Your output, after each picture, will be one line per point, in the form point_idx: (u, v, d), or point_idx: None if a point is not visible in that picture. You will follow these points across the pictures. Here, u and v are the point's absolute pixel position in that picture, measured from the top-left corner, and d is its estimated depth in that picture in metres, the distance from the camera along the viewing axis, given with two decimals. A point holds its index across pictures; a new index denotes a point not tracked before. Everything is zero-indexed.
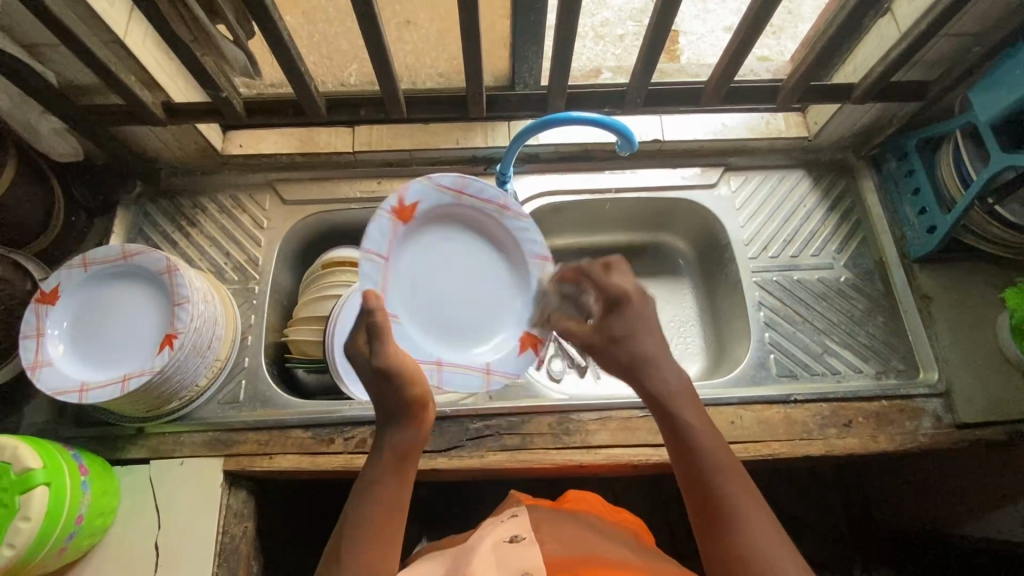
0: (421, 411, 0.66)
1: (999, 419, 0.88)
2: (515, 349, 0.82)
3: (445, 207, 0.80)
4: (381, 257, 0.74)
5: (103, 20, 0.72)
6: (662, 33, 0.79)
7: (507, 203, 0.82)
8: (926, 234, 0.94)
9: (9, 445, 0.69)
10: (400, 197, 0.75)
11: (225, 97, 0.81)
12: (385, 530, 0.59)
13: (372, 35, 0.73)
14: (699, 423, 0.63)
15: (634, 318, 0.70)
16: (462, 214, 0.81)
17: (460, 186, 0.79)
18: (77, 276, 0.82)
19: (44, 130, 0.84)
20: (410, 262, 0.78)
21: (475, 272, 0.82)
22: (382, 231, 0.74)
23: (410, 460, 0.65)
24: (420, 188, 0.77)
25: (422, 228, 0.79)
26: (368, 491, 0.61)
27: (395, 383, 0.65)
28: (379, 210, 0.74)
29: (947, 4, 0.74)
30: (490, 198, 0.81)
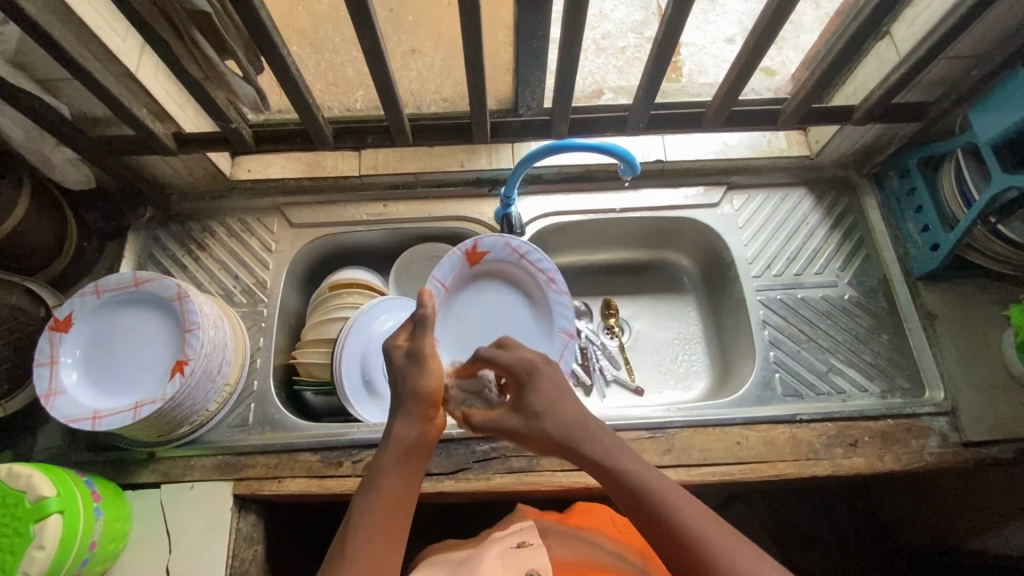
0: (431, 407, 0.68)
1: (1005, 437, 0.88)
2: None
3: (502, 262, 0.94)
4: (442, 283, 0.90)
5: (116, 57, 0.73)
6: (664, 60, 0.80)
7: (554, 276, 0.94)
8: (929, 252, 0.94)
9: (24, 473, 0.70)
10: (474, 243, 0.91)
11: (234, 128, 0.82)
12: (391, 522, 0.60)
13: (377, 66, 0.75)
14: (631, 464, 0.61)
15: (546, 391, 0.67)
16: (512, 272, 0.95)
17: (525, 252, 0.93)
18: (89, 303, 0.84)
19: (58, 161, 0.86)
20: (457, 302, 0.93)
21: (508, 324, 0.95)
22: (452, 265, 0.90)
23: (417, 454, 0.66)
24: (493, 243, 0.91)
25: (483, 273, 0.95)
26: (375, 484, 0.63)
27: (419, 374, 0.67)
28: (454, 249, 0.90)
29: (946, 31, 0.75)
30: (542, 269, 0.94)
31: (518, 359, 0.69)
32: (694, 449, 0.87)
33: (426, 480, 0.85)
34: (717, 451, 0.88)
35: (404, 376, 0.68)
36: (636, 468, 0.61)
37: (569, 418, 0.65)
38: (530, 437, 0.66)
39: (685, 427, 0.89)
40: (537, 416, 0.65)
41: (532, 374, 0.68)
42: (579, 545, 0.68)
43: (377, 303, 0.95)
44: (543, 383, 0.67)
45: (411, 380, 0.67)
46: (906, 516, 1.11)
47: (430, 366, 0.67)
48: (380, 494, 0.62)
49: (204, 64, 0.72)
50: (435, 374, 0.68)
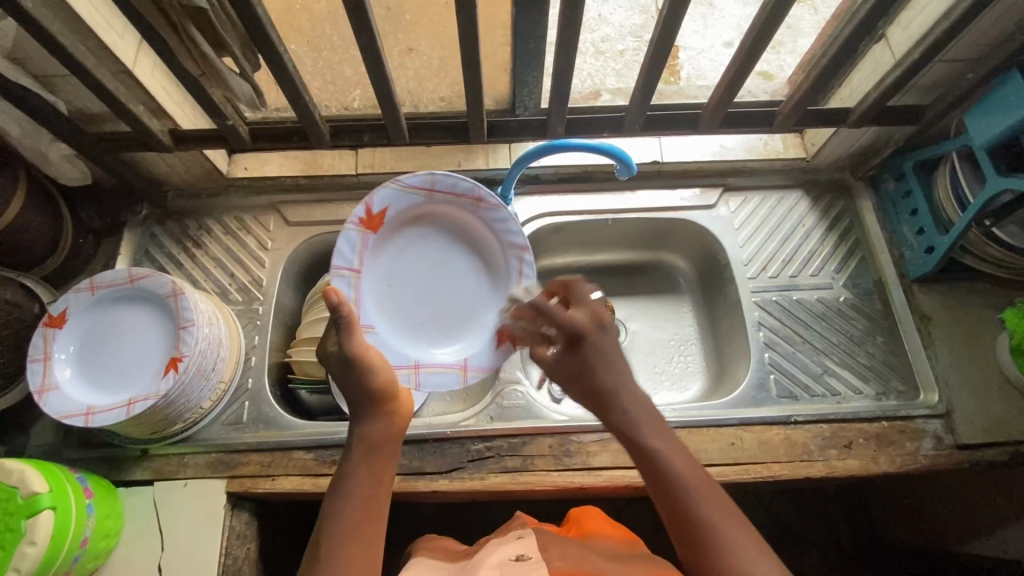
0: (388, 402, 0.69)
1: (1000, 440, 0.88)
2: (492, 343, 0.88)
3: (412, 210, 0.87)
4: (352, 270, 0.84)
5: (112, 53, 0.74)
6: (660, 62, 0.81)
7: (482, 195, 0.87)
8: (924, 254, 0.95)
9: (16, 468, 0.70)
10: (366, 207, 0.84)
11: (231, 125, 0.82)
12: (366, 518, 0.62)
13: (375, 65, 0.75)
14: (671, 450, 0.64)
15: (591, 354, 0.70)
16: (433, 214, 0.89)
17: (430, 185, 0.86)
18: (84, 299, 0.84)
19: (54, 156, 0.86)
20: (382, 273, 0.88)
21: (451, 272, 0.90)
22: (352, 244, 0.84)
23: (382, 449, 0.67)
24: (384, 196, 0.85)
25: (394, 231, 0.88)
26: (343, 484, 0.64)
27: (362, 373, 0.68)
28: (347, 223, 0.83)
29: (939, 35, 0.75)
30: (463, 192, 0.87)
31: (569, 320, 0.70)
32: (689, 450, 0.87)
33: (419, 479, 0.85)
34: (711, 452, 0.88)
35: (348, 380, 0.69)
36: (670, 448, 0.64)
37: (613, 383, 0.68)
38: (570, 383, 0.72)
39: (680, 428, 0.89)
40: (588, 372, 0.69)
41: (583, 341, 0.70)
42: (580, 557, 0.64)
43: None
44: (591, 350, 0.69)
45: (359, 380, 0.68)
46: (901, 519, 1.11)
47: (364, 364, 0.68)
48: (351, 493, 0.63)
49: (202, 62, 0.72)
50: (378, 370, 0.69)
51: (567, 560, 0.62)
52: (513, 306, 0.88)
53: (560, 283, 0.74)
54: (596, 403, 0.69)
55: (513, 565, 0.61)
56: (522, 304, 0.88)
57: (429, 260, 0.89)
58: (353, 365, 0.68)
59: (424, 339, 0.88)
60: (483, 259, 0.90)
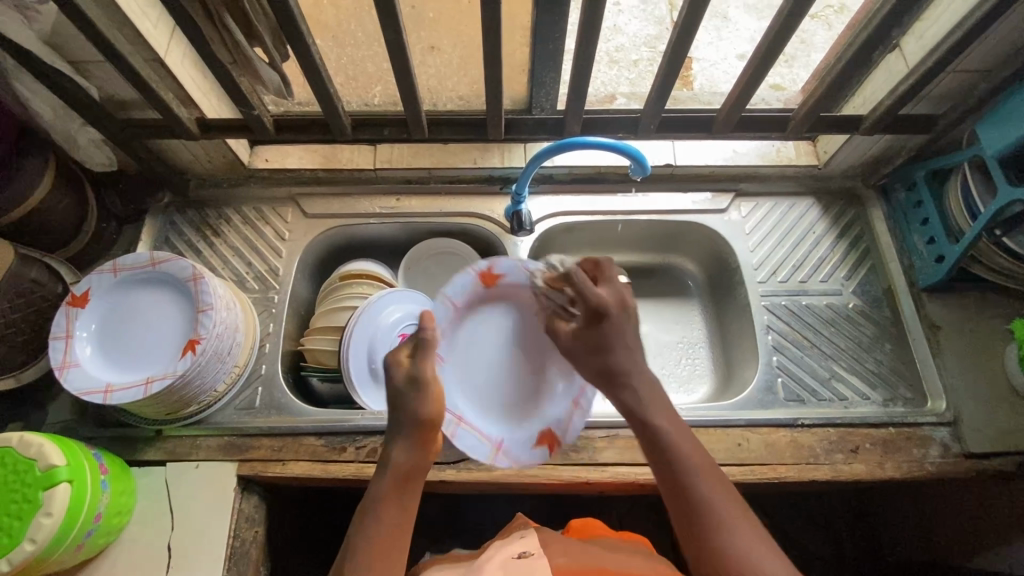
0: (430, 434, 0.68)
1: (1007, 450, 0.88)
2: (531, 441, 0.85)
3: (515, 286, 0.90)
4: (450, 304, 0.87)
5: (147, 41, 0.76)
6: (676, 64, 0.82)
7: (570, 302, 0.86)
8: (934, 264, 0.95)
9: (35, 442, 0.72)
10: (490, 265, 0.88)
11: (257, 114, 0.85)
12: (386, 549, 0.61)
13: (399, 60, 0.77)
14: (671, 428, 0.65)
15: (610, 332, 0.71)
16: (530, 300, 0.90)
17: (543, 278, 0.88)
18: (106, 281, 0.86)
19: (83, 141, 0.89)
20: (468, 328, 0.89)
21: (528, 355, 0.90)
22: (464, 285, 0.88)
23: (416, 483, 0.66)
24: (510, 265, 0.89)
25: (496, 297, 0.91)
26: (370, 513, 0.63)
27: (416, 402, 0.68)
28: (468, 269, 0.88)
29: (952, 45, 0.77)
30: (557, 294, 0.86)
31: (598, 299, 0.71)
32: None
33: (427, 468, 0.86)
34: (718, 452, 0.88)
35: (402, 403, 0.68)
36: (685, 443, 0.64)
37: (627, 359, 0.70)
38: (581, 359, 0.74)
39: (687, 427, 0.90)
40: (600, 347, 0.71)
41: (602, 318, 0.71)
42: (583, 555, 0.65)
43: (385, 293, 0.96)
44: (611, 326, 0.71)
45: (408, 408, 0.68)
46: (903, 533, 1.10)
47: (430, 393, 0.69)
48: (377, 523, 0.62)
49: (233, 50, 0.75)
50: (433, 401, 0.69)
51: (569, 561, 0.62)
52: (568, 416, 0.86)
53: (590, 261, 0.77)
54: (609, 380, 0.70)
55: (515, 564, 0.61)
56: (579, 420, 0.85)
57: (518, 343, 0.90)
58: (418, 387, 0.68)
59: (479, 406, 0.87)
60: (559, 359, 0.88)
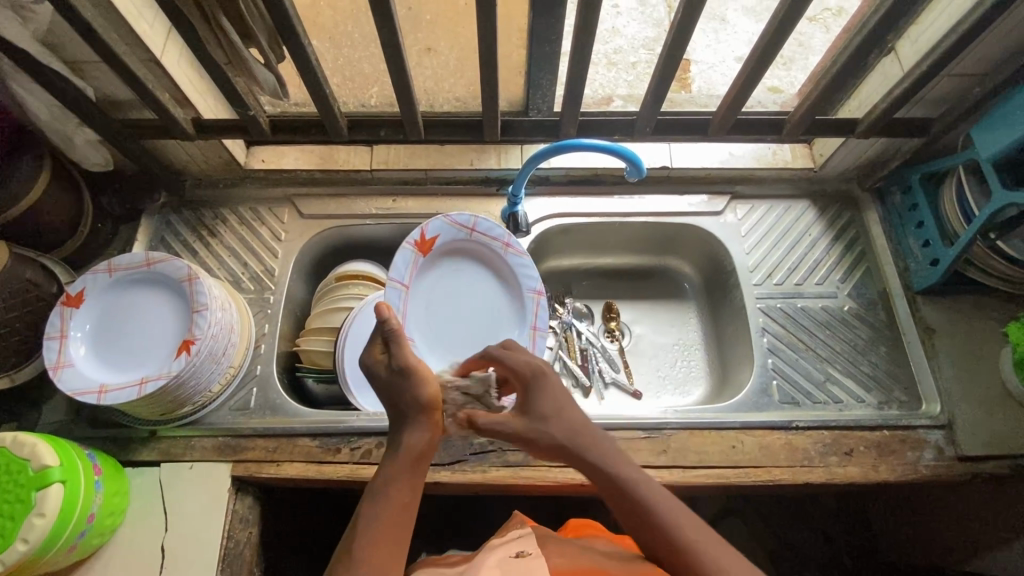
0: (437, 414, 0.68)
1: (1001, 453, 0.88)
2: None
3: (453, 241, 0.91)
4: (402, 285, 0.87)
5: (143, 41, 0.76)
6: (672, 66, 0.82)
7: (510, 241, 0.91)
8: (929, 267, 0.95)
9: (29, 441, 0.72)
10: (421, 232, 0.88)
11: (252, 115, 0.85)
12: (397, 526, 0.61)
13: (395, 61, 0.77)
14: (638, 478, 0.63)
15: (549, 394, 0.69)
16: (473, 248, 0.93)
17: (472, 224, 0.91)
18: (101, 281, 0.86)
19: (79, 140, 0.89)
20: (422, 294, 0.91)
21: (484, 297, 0.93)
22: (404, 262, 0.87)
23: (426, 463, 0.66)
24: (439, 224, 0.89)
25: (439, 258, 0.92)
26: (382, 491, 0.63)
27: (412, 384, 0.67)
28: (403, 244, 0.87)
29: (947, 49, 0.77)
30: (496, 236, 0.91)
31: (527, 364, 0.71)
32: (690, 451, 0.88)
33: None
34: (713, 454, 0.88)
35: (396, 386, 0.67)
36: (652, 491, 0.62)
37: (577, 425, 0.67)
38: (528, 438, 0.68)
39: (682, 429, 0.90)
40: (546, 418, 0.67)
41: (537, 379, 0.70)
42: (579, 555, 0.65)
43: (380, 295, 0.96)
44: (545, 390, 0.69)
45: (409, 390, 0.67)
46: (898, 535, 1.10)
47: (419, 375, 0.68)
48: (388, 502, 0.62)
49: (229, 51, 0.75)
50: (424, 382, 0.68)
51: (565, 560, 0.62)
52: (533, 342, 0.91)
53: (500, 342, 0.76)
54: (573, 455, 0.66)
55: (512, 563, 0.61)
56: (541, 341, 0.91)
57: (467, 291, 0.93)
58: (407, 375, 0.67)
59: (458, 359, 0.91)
60: (512, 293, 0.94)
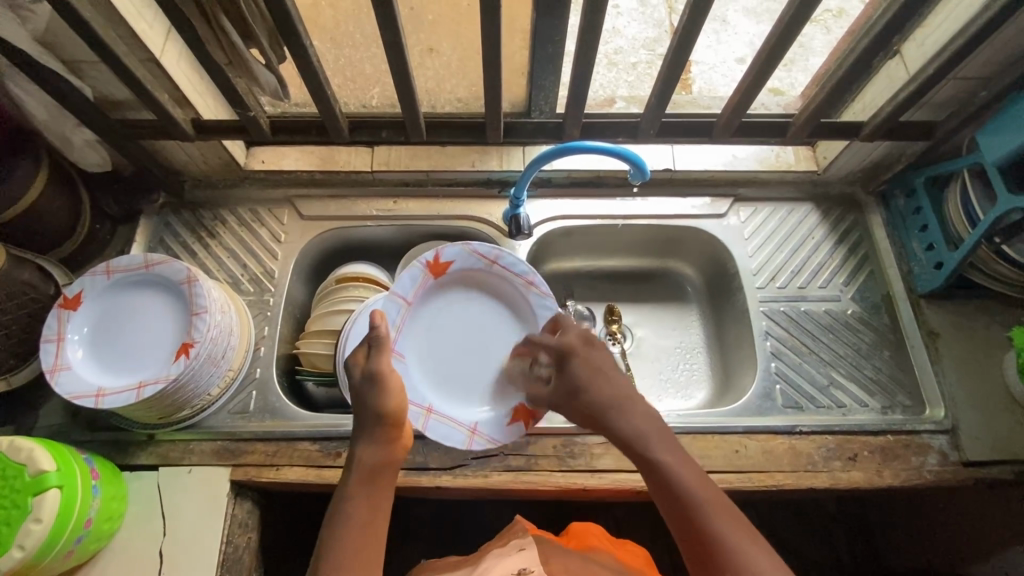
0: (394, 429, 0.68)
1: (1006, 458, 0.87)
2: (505, 418, 0.87)
3: (468, 271, 0.91)
4: (403, 300, 0.87)
5: (141, 40, 0.75)
6: (678, 67, 0.81)
7: (533, 280, 0.90)
8: (933, 270, 0.95)
9: (25, 446, 0.71)
10: (436, 254, 0.88)
11: (253, 116, 0.84)
12: (364, 545, 0.60)
13: (398, 62, 0.76)
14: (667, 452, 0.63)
15: (581, 368, 0.72)
16: (490, 282, 0.92)
17: (493, 257, 0.90)
18: (99, 283, 0.85)
19: (78, 141, 0.88)
20: (422, 317, 0.89)
21: (491, 334, 0.91)
22: (412, 280, 0.87)
23: (385, 479, 0.65)
24: (455, 251, 0.89)
25: (448, 284, 0.91)
26: (342, 509, 0.62)
27: (376, 395, 0.67)
28: (415, 262, 0.87)
29: (952, 52, 0.76)
30: (519, 273, 0.90)
31: (562, 343, 0.75)
32: (693, 456, 0.87)
33: (423, 474, 0.85)
34: (716, 459, 0.87)
35: (363, 397, 0.68)
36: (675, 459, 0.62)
37: (603, 396, 0.69)
38: (566, 406, 0.73)
39: (685, 433, 0.89)
40: (577, 389, 0.71)
41: (571, 356, 0.73)
42: None
43: (380, 297, 0.95)
44: (578, 366, 0.72)
45: (373, 401, 0.67)
46: (901, 540, 1.10)
47: (386, 385, 0.68)
48: (349, 520, 0.61)
49: (228, 51, 0.74)
50: (393, 393, 0.68)
51: None
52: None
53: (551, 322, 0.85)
54: (595, 421, 0.69)
55: None
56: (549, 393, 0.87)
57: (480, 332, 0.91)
58: (376, 383, 0.68)
59: (447, 392, 0.88)
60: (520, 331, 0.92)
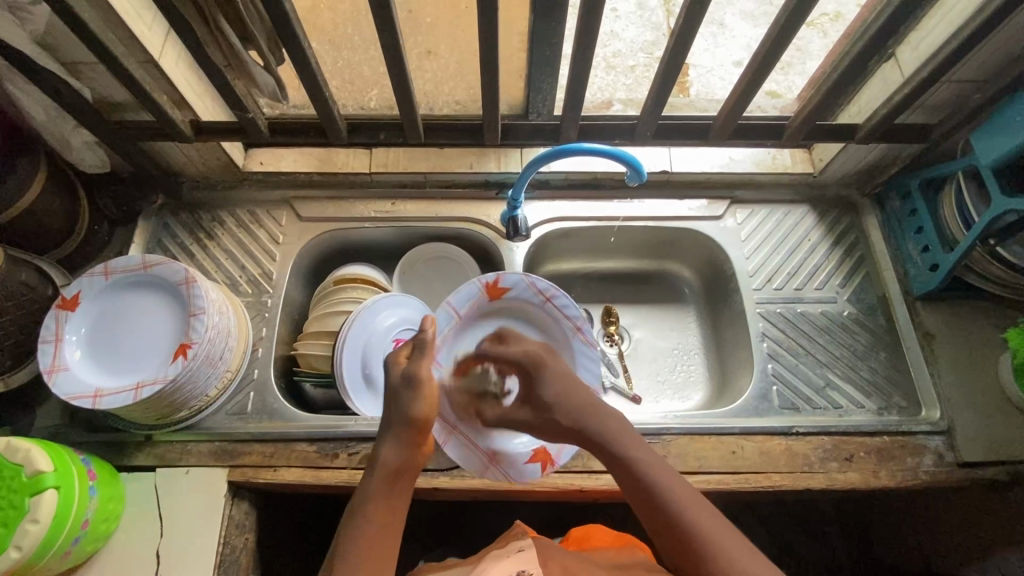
0: (421, 434, 0.66)
1: (1001, 459, 0.88)
2: (525, 454, 0.85)
3: (522, 301, 0.92)
4: (454, 312, 0.90)
5: (140, 42, 0.76)
6: (674, 70, 0.82)
7: (581, 326, 0.91)
8: (929, 272, 0.95)
9: (22, 447, 0.71)
10: (496, 278, 0.90)
11: (251, 117, 0.85)
12: (378, 548, 0.60)
13: (395, 64, 0.77)
14: (649, 460, 0.65)
15: (554, 379, 0.72)
16: (540, 316, 0.92)
17: (549, 294, 0.91)
18: (98, 283, 0.85)
19: (77, 142, 0.88)
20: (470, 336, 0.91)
21: None
22: (468, 295, 0.90)
23: (406, 482, 0.65)
24: (516, 279, 0.90)
25: (499, 308, 0.93)
26: (361, 511, 0.62)
27: (409, 400, 0.66)
28: (475, 279, 0.90)
29: (946, 56, 0.77)
30: (571, 316, 0.91)
31: (522, 353, 0.76)
32: (690, 456, 0.87)
33: (421, 475, 0.85)
34: (713, 460, 0.88)
35: (394, 400, 0.67)
36: (658, 468, 0.65)
37: (581, 406, 0.70)
38: (546, 427, 0.71)
39: (682, 434, 0.89)
40: (549, 406, 0.71)
41: (539, 368, 0.73)
42: None
43: (379, 299, 0.95)
44: (551, 377, 0.72)
45: (406, 405, 0.66)
46: (898, 542, 1.10)
47: (424, 393, 0.67)
48: (367, 524, 0.62)
49: (227, 53, 0.74)
50: (426, 402, 0.67)
51: None
52: None
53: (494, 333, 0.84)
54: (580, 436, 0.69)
55: None
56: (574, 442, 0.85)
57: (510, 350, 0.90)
58: (410, 386, 0.67)
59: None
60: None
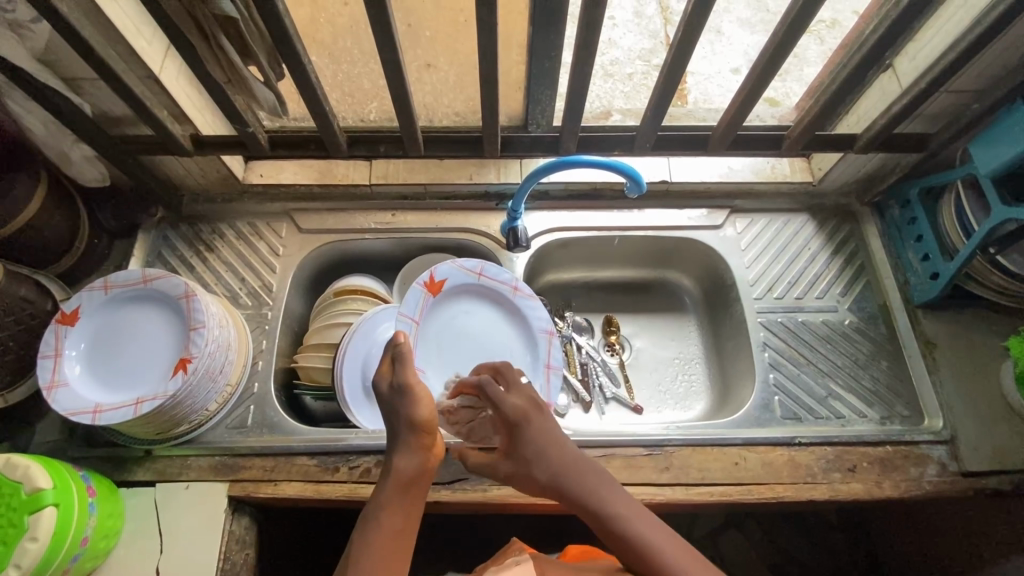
0: (429, 436, 0.67)
1: (1004, 469, 0.87)
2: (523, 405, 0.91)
3: (464, 285, 0.94)
4: (411, 322, 0.90)
5: (140, 57, 0.76)
6: (674, 81, 0.81)
7: (518, 284, 0.94)
8: (929, 281, 0.95)
9: (21, 464, 0.70)
10: (430, 273, 0.92)
11: (251, 131, 0.85)
12: (393, 552, 0.59)
13: (395, 78, 0.77)
14: (634, 517, 0.62)
15: (535, 436, 0.68)
16: (483, 291, 0.95)
17: (480, 269, 0.94)
18: (97, 298, 0.85)
19: (76, 157, 0.88)
20: (434, 335, 0.93)
21: (492, 338, 0.95)
22: (415, 300, 0.91)
23: (418, 488, 0.65)
24: (447, 268, 0.92)
25: (447, 298, 0.94)
26: (374, 519, 0.61)
27: (408, 404, 0.66)
28: (414, 283, 0.91)
29: (943, 67, 0.77)
30: (504, 280, 0.94)
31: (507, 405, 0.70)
32: (693, 468, 0.87)
33: None
34: (715, 471, 0.87)
35: (393, 408, 0.67)
36: (642, 523, 0.61)
37: (560, 462, 0.66)
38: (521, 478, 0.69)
39: (684, 446, 0.89)
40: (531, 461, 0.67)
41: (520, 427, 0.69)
42: None
43: (380, 311, 0.95)
44: (531, 435, 0.68)
45: (406, 410, 0.66)
46: (901, 551, 1.10)
47: (418, 394, 0.66)
48: (380, 529, 0.60)
49: (227, 68, 0.74)
50: (424, 403, 0.67)
51: None
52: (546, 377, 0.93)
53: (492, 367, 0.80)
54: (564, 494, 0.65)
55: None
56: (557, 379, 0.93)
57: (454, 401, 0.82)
58: (406, 393, 0.66)
59: None
60: (517, 332, 0.96)
